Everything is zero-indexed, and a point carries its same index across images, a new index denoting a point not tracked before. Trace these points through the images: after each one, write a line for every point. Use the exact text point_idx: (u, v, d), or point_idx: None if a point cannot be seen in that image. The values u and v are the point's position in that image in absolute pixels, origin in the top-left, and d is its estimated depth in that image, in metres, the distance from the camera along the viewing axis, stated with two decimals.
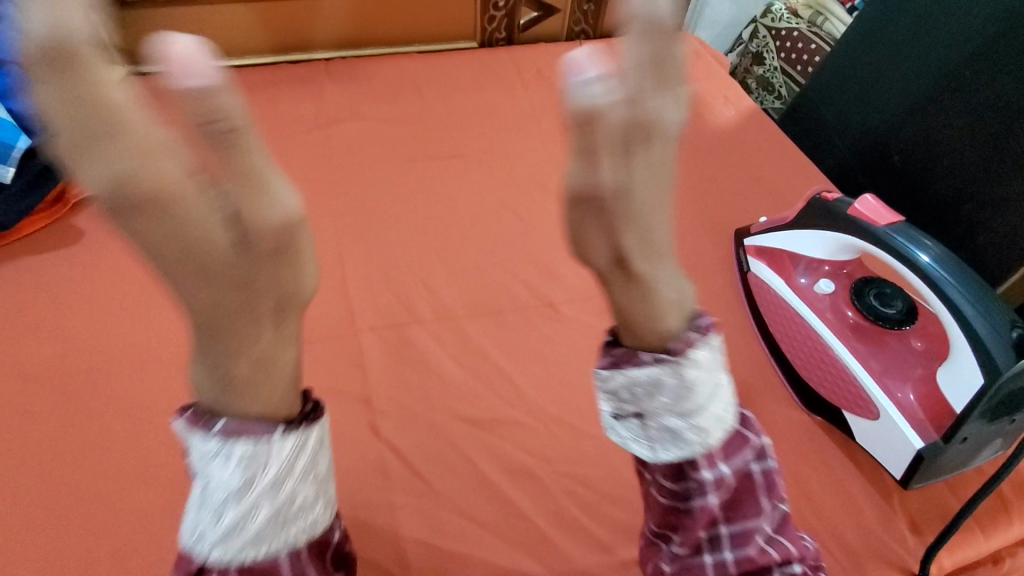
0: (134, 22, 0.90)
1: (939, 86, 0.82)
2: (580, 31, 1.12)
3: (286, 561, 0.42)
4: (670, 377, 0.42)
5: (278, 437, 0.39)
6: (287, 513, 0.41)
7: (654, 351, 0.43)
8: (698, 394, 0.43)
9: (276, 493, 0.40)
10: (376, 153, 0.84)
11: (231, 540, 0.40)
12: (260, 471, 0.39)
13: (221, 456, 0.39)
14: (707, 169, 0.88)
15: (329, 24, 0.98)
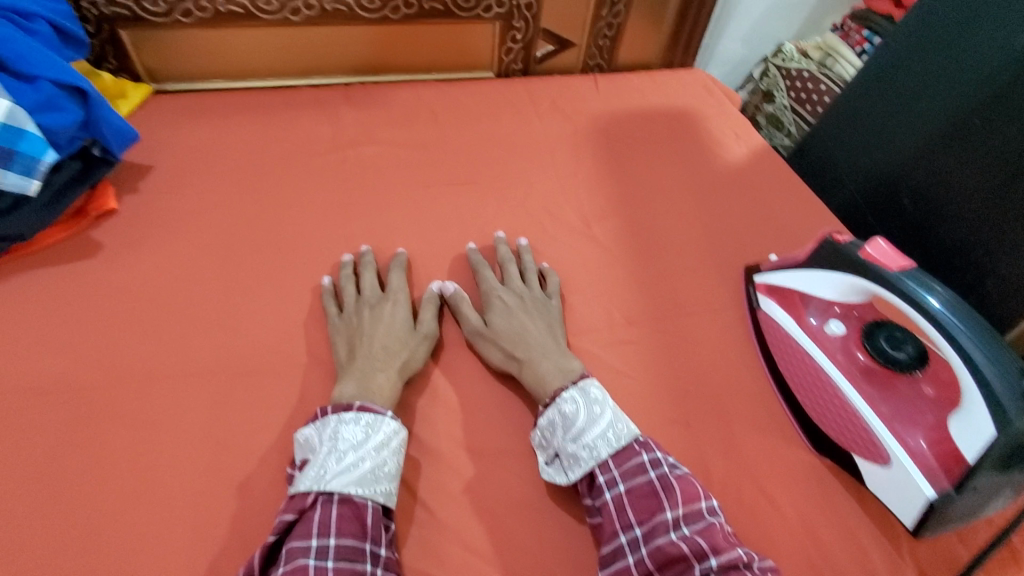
0: (159, 43, 0.91)
1: (946, 136, 0.84)
2: (595, 65, 1.15)
3: (373, 509, 0.52)
4: (557, 413, 0.59)
5: (390, 418, 0.58)
6: (381, 474, 0.55)
7: (550, 396, 0.61)
8: (579, 419, 0.58)
9: (381, 453, 0.55)
10: (390, 179, 0.86)
11: (342, 478, 0.53)
12: (374, 434, 0.56)
13: (353, 420, 0.56)
14: (718, 205, 0.89)
15: (349, 51, 0.99)
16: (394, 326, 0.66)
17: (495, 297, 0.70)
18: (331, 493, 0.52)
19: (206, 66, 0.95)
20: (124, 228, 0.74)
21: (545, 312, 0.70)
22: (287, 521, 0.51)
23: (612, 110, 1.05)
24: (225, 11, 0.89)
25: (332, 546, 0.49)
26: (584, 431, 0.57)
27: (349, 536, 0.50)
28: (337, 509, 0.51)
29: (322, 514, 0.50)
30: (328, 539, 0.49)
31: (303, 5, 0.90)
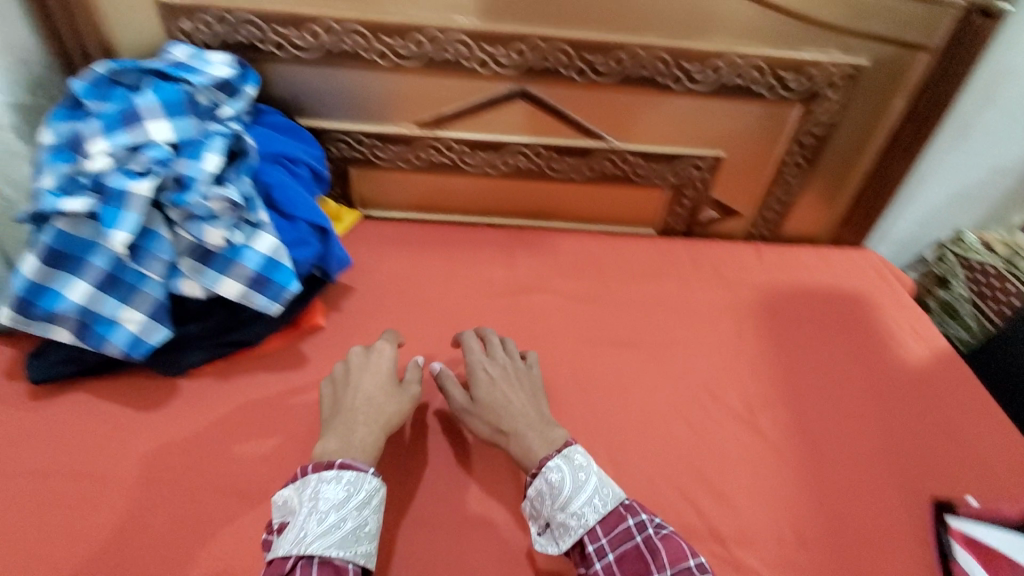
0: (376, 180, 1.06)
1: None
2: (757, 233, 1.15)
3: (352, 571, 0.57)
4: (544, 483, 0.64)
5: (371, 475, 0.62)
6: (361, 534, 0.59)
7: (534, 467, 0.66)
8: (564, 489, 0.63)
9: (361, 513, 0.60)
10: (558, 331, 0.91)
11: (331, 539, 0.57)
12: (355, 493, 0.60)
13: (335, 478, 0.61)
14: (900, 415, 0.83)
15: (530, 199, 1.08)
16: (379, 377, 0.73)
17: (481, 369, 0.76)
18: (311, 555, 0.56)
19: (409, 201, 1.09)
20: (327, 344, 0.84)
21: (516, 386, 0.75)
22: None
23: (775, 284, 1.04)
24: (437, 161, 1.02)
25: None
26: (571, 499, 0.63)
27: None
28: (316, 569, 0.56)
29: None
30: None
31: (502, 162, 1.02)
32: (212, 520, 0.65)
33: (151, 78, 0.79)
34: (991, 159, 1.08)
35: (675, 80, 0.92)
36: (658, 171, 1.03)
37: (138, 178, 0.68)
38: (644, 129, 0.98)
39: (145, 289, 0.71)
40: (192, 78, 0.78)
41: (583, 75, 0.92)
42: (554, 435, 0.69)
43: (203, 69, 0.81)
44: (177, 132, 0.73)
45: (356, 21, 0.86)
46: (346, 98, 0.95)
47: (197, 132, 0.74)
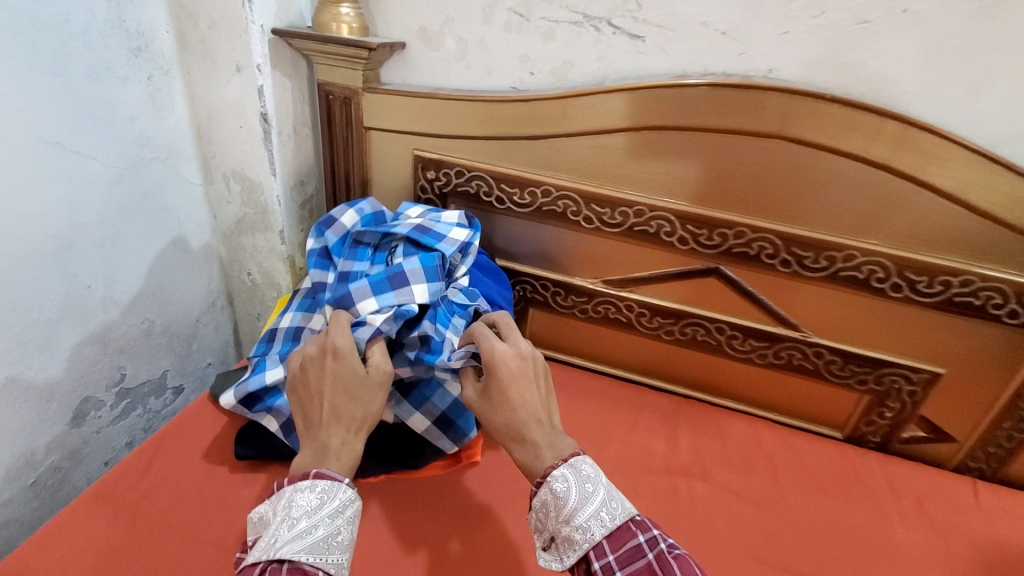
0: (551, 322, 1.10)
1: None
2: (975, 467, 0.96)
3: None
4: (548, 492, 0.61)
5: (345, 484, 0.64)
6: (332, 543, 0.60)
7: (541, 475, 0.63)
8: (568, 502, 0.59)
9: (333, 521, 0.61)
10: (722, 532, 0.81)
11: (296, 543, 0.58)
12: (327, 500, 0.62)
13: (307, 487, 0.63)
14: None
15: (701, 372, 1.03)
16: (345, 379, 0.70)
17: (500, 359, 0.70)
18: (278, 560, 0.56)
19: (575, 346, 1.10)
20: (480, 485, 0.84)
21: (524, 373, 0.70)
22: None
23: (1002, 548, 0.84)
24: (612, 317, 1.04)
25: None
26: (576, 512, 0.59)
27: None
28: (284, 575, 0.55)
29: None
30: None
31: (679, 330, 1.01)
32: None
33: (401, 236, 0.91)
34: None
35: (892, 287, 0.86)
36: (854, 373, 0.94)
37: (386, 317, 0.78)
38: (846, 329, 0.91)
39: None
40: (437, 242, 0.89)
41: (787, 266, 0.89)
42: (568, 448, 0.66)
43: (443, 231, 0.92)
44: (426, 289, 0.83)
45: (572, 190, 0.95)
46: (543, 248, 1.03)
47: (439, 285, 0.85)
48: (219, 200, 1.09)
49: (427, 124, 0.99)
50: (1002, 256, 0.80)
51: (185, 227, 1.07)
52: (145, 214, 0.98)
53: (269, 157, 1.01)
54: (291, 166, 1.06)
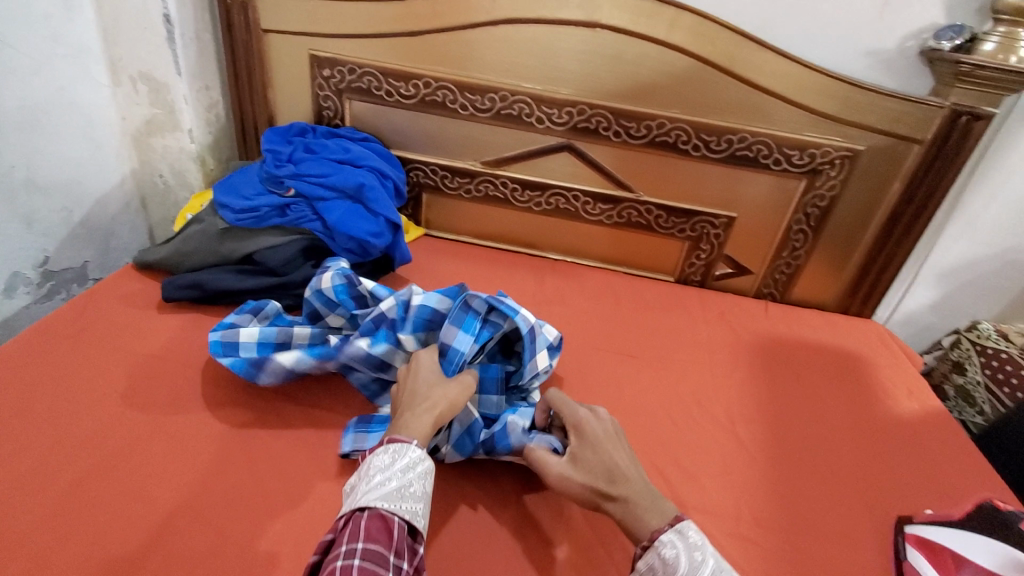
0: (442, 205, 1.29)
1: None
2: (768, 292, 1.27)
3: (398, 524, 0.56)
4: (655, 558, 0.56)
5: (416, 444, 0.63)
6: (406, 494, 0.59)
7: (647, 537, 0.58)
8: (682, 567, 0.54)
9: (405, 474, 0.60)
10: (570, 334, 1.04)
11: (373, 493, 0.57)
12: (399, 458, 0.61)
13: (383, 450, 0.62)
14: (879, 452, 0.86)
15: (565, 236, 1.27)
16: (421, 372, 0.74)
17: (586, 424, 0.69)
18: (360, 509, 0.56)
19: (463, 225, 1.31)
20: None
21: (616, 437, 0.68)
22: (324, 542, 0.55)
23: (776, 334, 1.12)
24: (491, 195, 1.25)
25: (361, 548, 0.53)
26: None
27: (377, 543, 0.54)
28: (366, 521, 0.55)
29: (355, 526, 0.55)
30: (357, 543, 0.53)
31: (545, 201, 1.24)
32: (257, 416, 0.80)
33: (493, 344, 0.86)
34: (999, 250, 1.16)
35: (693, 147, 1.12)
36: (675, 224, 1.21)
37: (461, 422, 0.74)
38: (666, 186, 1.17)
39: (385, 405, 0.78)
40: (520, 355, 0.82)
41: (618, 136, 1.14)
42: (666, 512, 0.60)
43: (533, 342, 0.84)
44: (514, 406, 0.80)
45: (448, 80, 1.14)
46: (429, 136, 1.22)
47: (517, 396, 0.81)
48: (127, 102, 1.15)
49: (320, 26, 1.14)
50: (765, 117, 1.08)
51: (98, 126, 1.15)
52: (57, 106, 1.06)
53: (175, 58, 1.12)
54: (195, 69, 1.17)
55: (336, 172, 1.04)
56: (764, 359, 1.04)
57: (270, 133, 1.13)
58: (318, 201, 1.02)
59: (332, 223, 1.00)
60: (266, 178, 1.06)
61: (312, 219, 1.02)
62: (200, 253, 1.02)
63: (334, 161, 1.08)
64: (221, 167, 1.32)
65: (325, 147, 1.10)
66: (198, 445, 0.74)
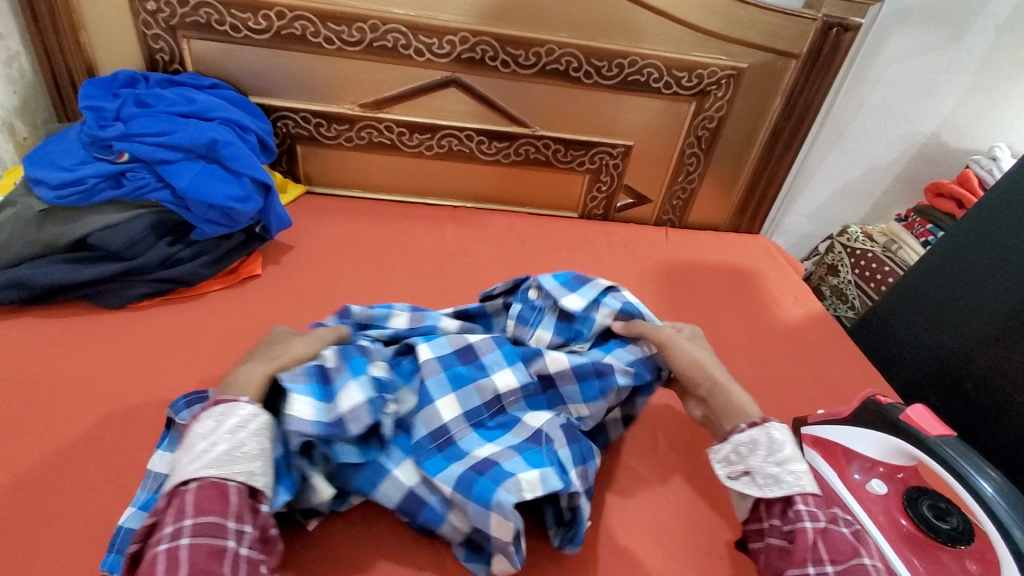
0: (321, 156, 1.15)
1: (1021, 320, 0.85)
2: (668, 219, 1.29)
3: (236, 488, 0.48)
4: (763, 433, 0.57)
5: (244, 401, 0.53)
6: (239, 454, 0.50)
7: (759, 418, 0.59)
8: (789, 446, 0.56)
9: (236, 435, 0.50)
10: (477, 286, 0.99)
11: (195, 463, 0.48)
12: (225, 419, 0.51)
13: (206, 414, 0.52)
14: (774, 360, 0.92)
15: (462, 183, 1.20)
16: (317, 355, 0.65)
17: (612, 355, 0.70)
18: (186, 481, 0.48)
19: (350, 179, 1.18)
20: (259, 290, 0.92)
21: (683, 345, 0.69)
22: (147, 524, 0.48)
23: (678, 259, 1.14)
24: (376, 141, 1.13)
25: (189, 524, 0.45)
26: (792, 458, 0.55)
27: (211, 513, 0.46)
28: (191, 494, 0.47)
29: (182, 499, 0.47)
30: (183, 520, 0.46)
31: (437, 144, 1.14)
32: (127, 435, 0.68)
33: (549, 302, 0.75)
34: (865, 157, 1.25)
35: (585, 74, 1.07)
36: (575, 158, 1.17)
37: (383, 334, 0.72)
38: (562, 119, 1.12)
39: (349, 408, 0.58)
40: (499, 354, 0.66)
41: (507, 66, 1.05)
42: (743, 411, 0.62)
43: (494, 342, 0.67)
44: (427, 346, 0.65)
45: (305, 9, 0.98)
46: (293, 78, 1.06)
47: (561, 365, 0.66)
48: None
49: None
50: (653, 37, 1.04)
51: None
52: None
53: None
54: None
55: (179, 127, 0.87)
56: (669, 285, 1.06)
57: (88, 86, 0.92)
58: (161, 164, 0.86)
59: (183, 189, 0.84)
60: (87, 141, 0.87)
61: (157, 187, 0.86)
62: (15, 241, 0.83)
63: (175, 115, 0.90)
64: (34, 134, 1.06)
65: (162, 98, 0.92)
66: (51, 482, 0.62)
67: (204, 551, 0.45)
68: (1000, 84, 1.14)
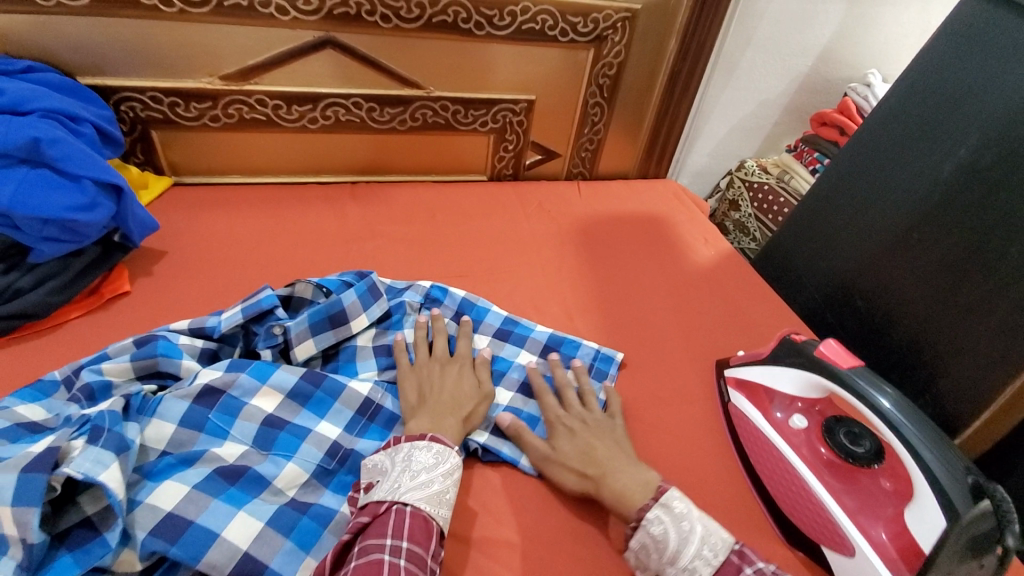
0: (186, 142, 0.99)
1: (902, 239, 0.92)
2: (578, 172, 1.27)
3: (437, 530, 0.53)
4: (645, 534, 0.56)
5: (457, 450, 0.59)
6: (444, 500, 0.55)
7: (634, 517, 0.57)
8: (669, 540, 0.54)
9: (447, 480, 0.56)
10: (389, 270, 0.92)
11: (416, 491, 0.54)
12: (443, 461, 0.57)
13: (424, 445, 0.58)
14: (692, 305, 0.95)
15: (356, 155, 1.09)
16: (459, 373, 0.70)
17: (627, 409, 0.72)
18: (404, 504, 0.53)
19: (224, 164, 1.04)
20: (131, 309, 0.79)
21: (456, 386, 0.68)
22: (361, 522, 0.52)
23: (593, 213, 1.13)
24: (249, 118, 0.99)
25: (406, 548, 0.50)
26: (679, 552, 0.54)
27: (418, 545, 0.51)
28: (408, 519, 0.52)
29: (396, 519, 0.52)
30: (401, 541, 0.50)
31: (321, 115, 1.01)
32: None
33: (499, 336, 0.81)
34: (755, 92, 1.28)
35: (476, 25, 0.98)
36: (476, 118, 1.10)
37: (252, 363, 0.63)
38: (457, 77, 1.04)
39: (206, 493, 0.53)
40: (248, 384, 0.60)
41: (388, 21, 0.94)
42: (638, 484, 0.60)
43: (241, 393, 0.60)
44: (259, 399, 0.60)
45: None
46: (132, 51, 0.89)
47: (537, 349, 0.80)
48: None
49: None
50: None
51: None
52: None
53: None
54: None
55: None
56: (586, 242, 1.05)
57: None
58: None
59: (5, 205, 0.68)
60: None
61: None
62: None
63: None
64: None
65: None
66: None
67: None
68: (870, 12, 1.20)
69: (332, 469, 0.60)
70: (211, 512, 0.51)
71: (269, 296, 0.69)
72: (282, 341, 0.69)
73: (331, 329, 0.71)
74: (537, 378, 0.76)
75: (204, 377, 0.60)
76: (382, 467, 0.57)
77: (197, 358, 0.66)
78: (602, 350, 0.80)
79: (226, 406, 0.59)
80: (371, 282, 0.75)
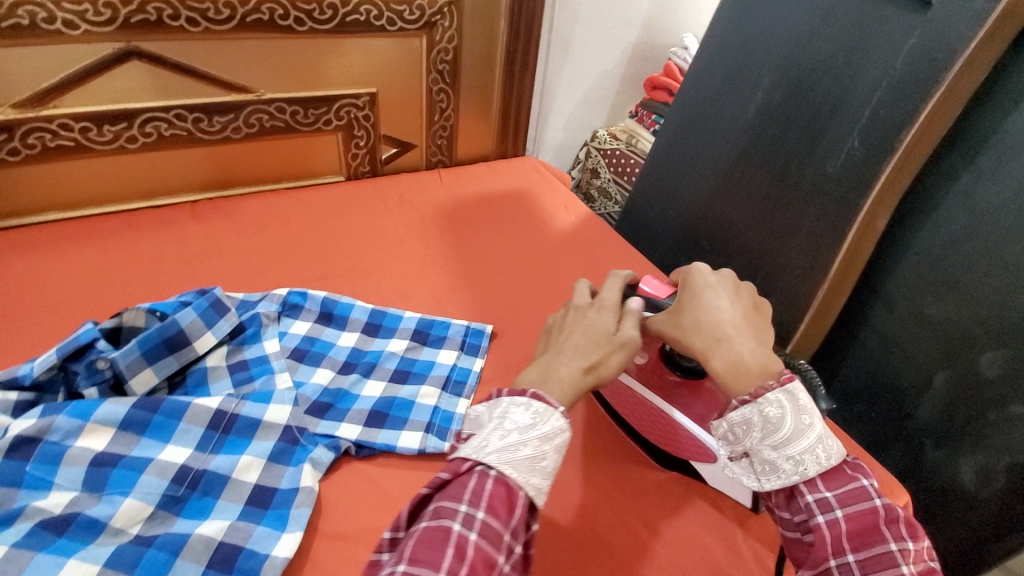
0: None
1: (727, 177, 1.02)
2: (438, 161, 1.28)
3: (523, 500, 0.47)
4: (756, 413, 0.51)
5: (563, 413, 0.51)
6: (538, 467, 0.49)
7: (748, 392, 0.52)
8: (784, 425, 0.50)
9: (543, 446, 0.49)
10: (243, 285, 0.87)
11: (501, 449, 0.48)
12: (542, 423, 0.50)
13: (524, 402, 0.51)
14: (557, 268, 0.99)
15: (193, 171, 1.02)
16: (591, 327, 0.59)
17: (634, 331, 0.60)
18: (489, 466, 0.47)
19: (34, 201, 0.92)
20: None
21: (590, 332, 0.59)
22: (443, 479, 0.48)
23: (456, 198, 1.14)
24: (54, 146, 0.89)
25: (480, 520, 0.44)
26: (789, 441, 0.50)
27: (496, 517, 0.45)
28: (491, 484, 0.46)
29: (478, 483, 0.46)
30: (478, 509, 0.45)
31: (140, 132, 0.94)
32: None
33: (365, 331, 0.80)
34: (592, 65, 1.36)
35: (296, 21, 0.95)
36: (318, 117, 1.07)
37: (72, 402, 0.58)
38: (288, 77, 1.00)
39: (27, 549, 0.48)
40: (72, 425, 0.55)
41: (195, 24, 0.88)
42: (760, 362, 0.54)
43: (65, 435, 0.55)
44: (88, 439, 0.56)
45: None
46: None
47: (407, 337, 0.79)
48: None
49: None
50: None
51: None
52: None
53: None
54: None
55: None
56: (451, 225, 1.06)
57: None
58: None
59: None
60: None
61: None
62: None
63: None
64: None
65: None
66: None
67: (482, 559, 0.43)
68: None
69: (182, 495, 0.56)
70: (32, 569, 0.47)
71: (86, 331, 0.64)
72: (111, 377, 0.63)
73: (170, 353, 0.66)
74: (408, 364, 0.76)
75: (17, 428, 0.54)
76: (480, 421, 0.54)
77: (11, 412, 0.59)
78: (471, 325, 0.81)
79: (44, 453, 0.54)
80: (214, 296, 0.71)
